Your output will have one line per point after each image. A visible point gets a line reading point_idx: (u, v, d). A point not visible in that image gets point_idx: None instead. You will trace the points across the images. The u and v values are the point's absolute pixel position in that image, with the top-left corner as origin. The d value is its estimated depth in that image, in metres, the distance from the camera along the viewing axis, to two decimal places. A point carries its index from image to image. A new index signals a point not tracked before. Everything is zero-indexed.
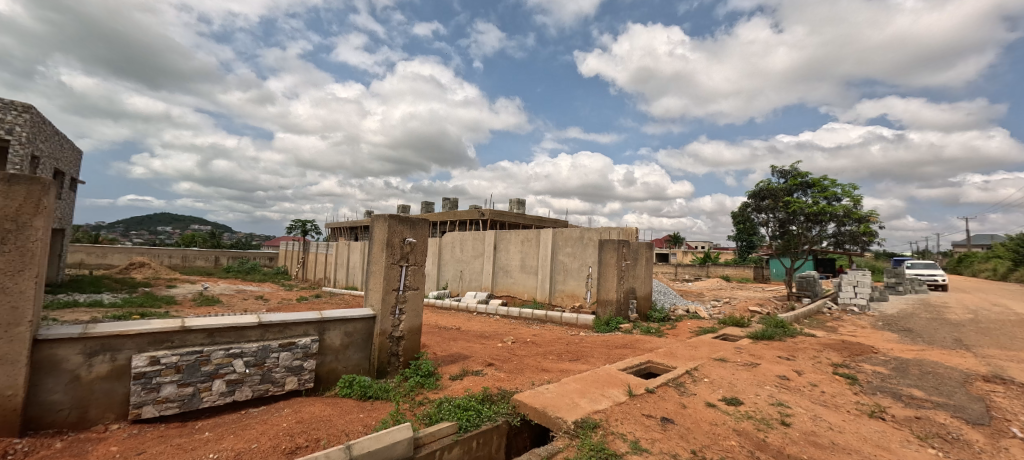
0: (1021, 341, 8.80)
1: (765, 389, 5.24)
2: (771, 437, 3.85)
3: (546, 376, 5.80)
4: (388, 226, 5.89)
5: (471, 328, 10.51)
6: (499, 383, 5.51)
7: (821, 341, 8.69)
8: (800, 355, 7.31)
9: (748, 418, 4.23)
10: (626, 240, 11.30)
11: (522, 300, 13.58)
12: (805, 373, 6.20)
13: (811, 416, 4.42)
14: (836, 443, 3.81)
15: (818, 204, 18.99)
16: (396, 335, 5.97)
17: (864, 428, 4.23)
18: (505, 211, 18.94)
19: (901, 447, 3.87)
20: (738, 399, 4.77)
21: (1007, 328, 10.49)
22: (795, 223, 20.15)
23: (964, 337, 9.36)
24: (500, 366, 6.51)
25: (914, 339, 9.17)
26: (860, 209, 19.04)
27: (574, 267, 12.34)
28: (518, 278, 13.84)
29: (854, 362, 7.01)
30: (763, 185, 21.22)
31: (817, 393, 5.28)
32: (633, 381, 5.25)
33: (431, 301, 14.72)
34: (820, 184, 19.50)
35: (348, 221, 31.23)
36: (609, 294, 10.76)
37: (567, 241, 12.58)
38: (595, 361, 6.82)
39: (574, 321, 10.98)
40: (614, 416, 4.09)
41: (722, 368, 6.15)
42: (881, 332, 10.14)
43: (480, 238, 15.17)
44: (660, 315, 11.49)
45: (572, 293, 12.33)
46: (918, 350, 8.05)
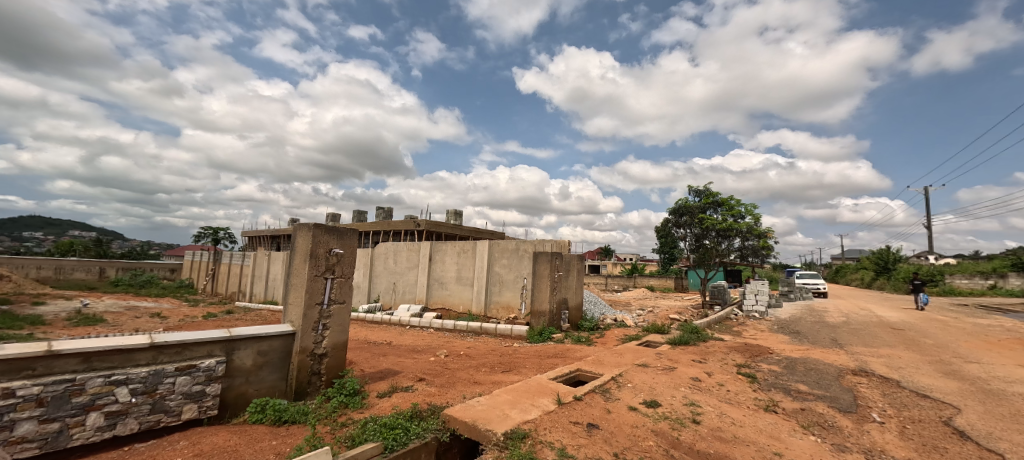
0: (879, 339, 10.48)
1: (680, 391, 5.67)
2: (684, 434, 4.17)
3: (478, 389, 5.76)
4: (312, 235, 5.53)
5: (403, 343, 10.12)
6: (429, 398, 5.37)
7: (728, 345, 9.63)
8: (710, 357, 8.05)
9: (664, 419, 4.54)
10: (559, 252, 11.72)
11: (457, 313, 13.39)
12: (714, 374, 6.82)
13: (718, 413, 4.86)
14: (737, 436, 4.23)
15: (726, 221, 21.27)
16: (318, 352, 5.58)
17: (761, 421, 4.75)
18: (442, 222, 18.68)
19: (789, 436, 4.39)
20: (657, 401, 5.11)
21: (871, 329, 12.45)
22: (708, 238, 22.30)
23: (839, 337, 10.93)
24: (432, 380, 6.35)
25: (802, 340, 10.52)
26: (760, 225, 21.63)
27: (509, 279, 12.49)
28: (453, 289, 13.67)
29: (754, 362, 7.87)
30: (682, 202, 23.28)
31: (723, 392, 5.83)
32: (562, 389, 5.40)
33: (361, 315, 13.95)
34: (728, 203, 21.83)
35: (267, 229, 28.70)
36: (543, 305, 11.05)
37: (503, 252, 12.71)
38: (528, 371, 6.92)
39: (508, 332, 11.06)
40: (543, 425, 4.17)
41: (644, 373, 6.56)
42: (776, 334, 11.50)
43: (414, 249, 14.77)
44: (590, 324, 11.96)
45: (507, 304, 12.44)
46: (804, 349, 9.25)
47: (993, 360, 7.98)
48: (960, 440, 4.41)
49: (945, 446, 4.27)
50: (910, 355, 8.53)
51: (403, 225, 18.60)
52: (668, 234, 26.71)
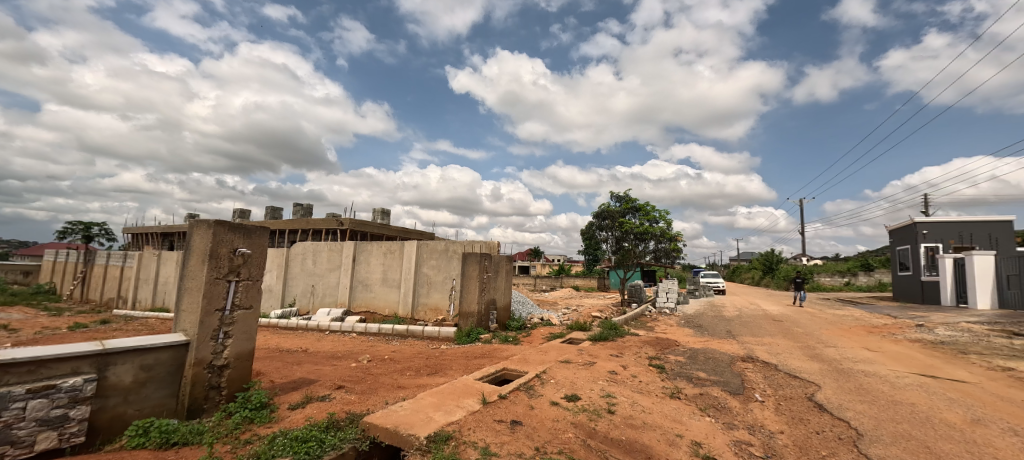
0: (763, 330, 12.10)
1: (598, 384, 6.04)
2: (599, 424, 4.44)
3: (402, 393, 5.61)
4: (213, 234, 4.96)
5: (321, 349, 9.47)
6: (348, 406, 5.09)
7: (642, 339, 10.45)
8: (626, 352, 8.67)
9: (583, 411, 4.81)
10: (488, 253, 11.83)
11: (382, 316, 12.84)
12: (628, 366, 7.36)
13: (630, 402, 5.26)
14: (646, 422, 4.62)
15: (643, 225, 23.07)
16: (218, 363, 5.02)
17: (667, 407, 5.24)
18: (367, 221, 17.79)
19: (689, 418, 4.90)
20: (577, 395, 5.39)
21: (757, 321, 14.31)
22: (627, 240, 23.98)
23: (732, 329, 12.42)
24: (352, 387, 6.03)
25: (703, 333, 11.77)
26: (671, 229, 23.78)
27: (438, 280, 12.30)
28: (378, 292, 13.11)
29: (663, 354, 8.64)
30: (604, 207, 24.82)
31: (635, 383, 6.31)
32: (488, 389, 5.45)
33: (272, 321, 12.76)
34: (644, 208, 23.69)
35: (157, 226, 25.06)
36: (471, 306, 11.06)
37: (431, 253, 12.49)
38: (454, 373, 6.86)
39: (436, 335, 10.88)
40: (467, 425, 4.18)
41: (566, 369, 6.86)
42: (682, 328, 12.73)
43: (336, 249, 13.90)
44: (517, 324, 12.18)
45: (435, 306, 12.24)
46: (704, 340, 10.34)
47: (844, 344, 9.63)
48: (820, 412, 5.25)
49: (809, 418, 5.06)
50: (786, 342, 9.96)
51: (323, 223, 17.38)
52: (593, 237, 28.19)
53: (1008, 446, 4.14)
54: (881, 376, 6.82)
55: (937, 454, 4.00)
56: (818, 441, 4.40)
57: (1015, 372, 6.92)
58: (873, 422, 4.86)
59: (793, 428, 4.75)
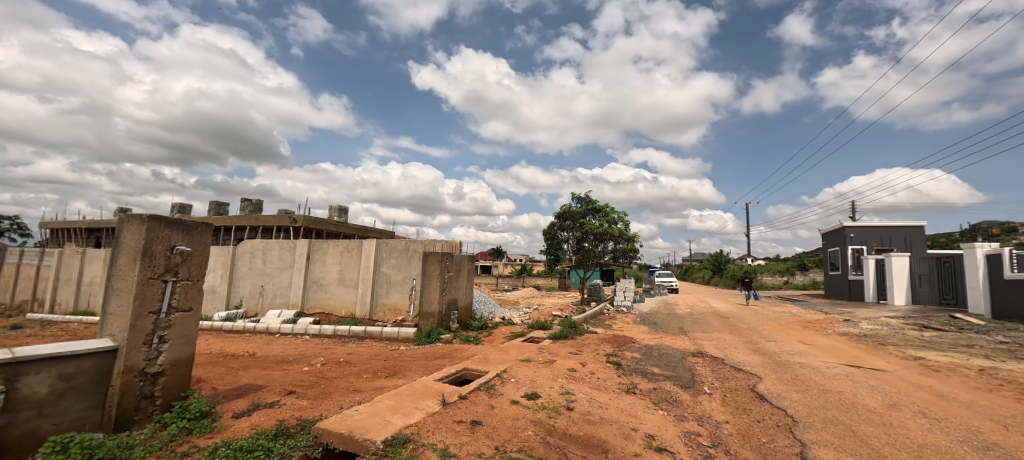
0: (712, 326, 12.80)
1: (558, 381, 6.13)
2: (559, 421, 4.51)
3: (358, 397, 5.42)
4: (147, 229, 4.56)
5: (270, 353, 8.97)
6: (299, 413, 4.86)
7: (600, 337, 10.74)
8: (585, 349, 8.87)
9: (543, 409, 4.86)
10: (450, 252, 11.71)
11: (338, 317, 12.36)
12: (587, 364, 7.53)
13: (588, 398, 5.38)
14: (604, 418, 4.75)
15: (603, 226, 23.71)
16: (151, 371, 4.63)
17: (623, 402, 5.41)
18: (323, 218, 17.05)
19: (643, 412, 5.09)
20: (537, 393, 5.45)
21: (707, 318, 15.12)
22: (587, 241, 24.54)
23: (684, 326, 13.04)
24: (304, 392, 5.76)
25: (658, 329, 12.28)
26: (629, 231, 24.60)
27: (397, 280, 12.01)
28: (334, 292, 12.60)
29: (620, 351, 8.92)
30: (566, 208, 25.30)
31: (594, 379, 6.47)
32: (448, 389, 5.39)
33: (216, 324, 11.93)
34: (604, 210, 24.35)
35: (82, 221, 22.75)
36: (432, 306, 10.89)
37: (391, 252, 12.17)
38: (414, 374, 6.72)
39: (394, 336, 10.60)
40: (426, 427, 4.11)
41: (527, 367, 6.92)
42: (638, 325, 13.21)
43: (288, 248, 13.21)
44: (478, 323, 12.12)
45: (394, 306, 11.95)
46: (659, 337, 10.78)
47: (783, 338, 10.37)
48: (760, 402, 5.63)
49: (752, 407, 5.40)
50: (732, 337, 10.58)
51: (274, 220, 16.48)
52: (554, 237, 28.62)
53: (918, 427, 4.62)
54: (814, 367, 7.41)
55: (860, 436, 4.39)
56: (759, 429, 4.70)
57: (924, 360, 7.74)
58: (807, 409, 5.27)
59: (737, 418, 5.06)
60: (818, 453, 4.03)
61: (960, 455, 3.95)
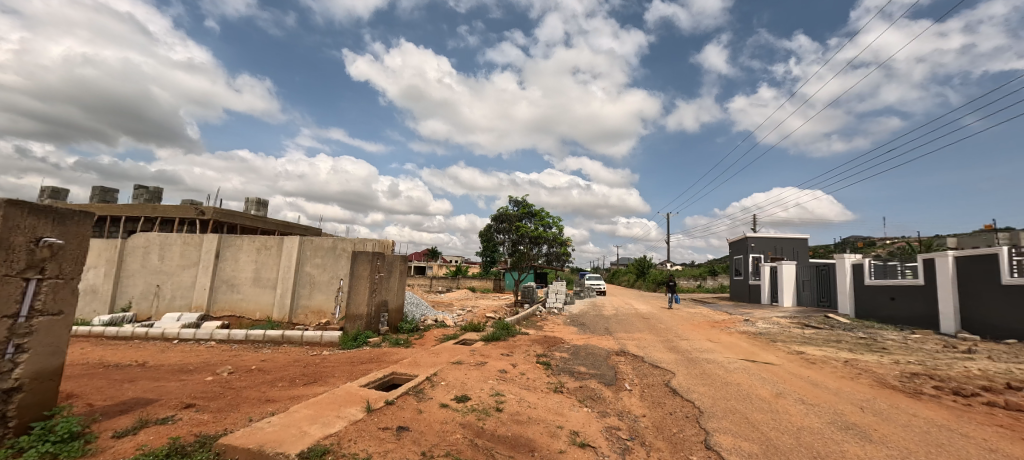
0: (634, 327, 13.69)
1: (488, 383, 6.16)
2: (488, 423, 4.53)
3: (270, 407, 4.97)
4: (4, 216, 3.80)
5: (166, 362, 7.93)
6: (199, 428, 4.34)
7: (531, 338, 10.97)
8: (516, 350, 9.00)
9: (472, 411, 4.85)
10: (382, 252, 11.26)
11: (252, 320, 11.29)
12: (518, 365, 7.65)
13: (518, 399, 5.47)
14: (531, 417, 4.86)
15: (538, 229, 24.28)
16: (4, 387, 3.84)
17: (550, 401, 5.58)
18: (237, 211, 15.45)
19: (570, 410, 5.30)
20: (467, 396, 5.42)
21: (630, 319, 16.14)
22: (522, 244, 24.95)
23: (610, 326, 13.79)
24: (205, 405, 5.16)
25: (585, 330, 12.84)
26: (562, 235, 25.47)
27: (322, 280, 11.26)
28: (247, 293, 11.48)
29: (550, 352, 9.18)
30: (502, 210, 25.54)
31: (523, 380, 6.60)
32: (374, 395, 5.17)
33: (96, 330, 10.28)
34: (539, 214, 24.98)
35: None
36: (360, 308, 10.42)
37: (316, 251, 11.38)
38: (336, 381, 6.34)
39: (316, 340, 9.91)
40: (348, 436, 3.89)
41: (457, 370, 6.85)
42: (568, 327, 13.72)
43: (193, 243, 11.80)
44: (410, 326, 11.75)
45: (318, 309, 11.18)
46: (586, 337, 11.28)
47: (694, 337, 11.40)
48: (673, 395, 6.13)
49: (665, 401, 5.86)
50: (651, 337, 11.40)
51: (177, 212, 14.62)
52: (491, 239, 28.73)
53: (798, 412, 5.33)
54: (719, 362, 8.24)
55: (752, 422, 4.96)
56: (670, 420, 5.12)
57: (804, 354, 8.96)
58: (711, 400, 5.84)
59: (652, 411, 5.46)
60: (719, 439, 4.48)
61: (828, 434, 4.62)
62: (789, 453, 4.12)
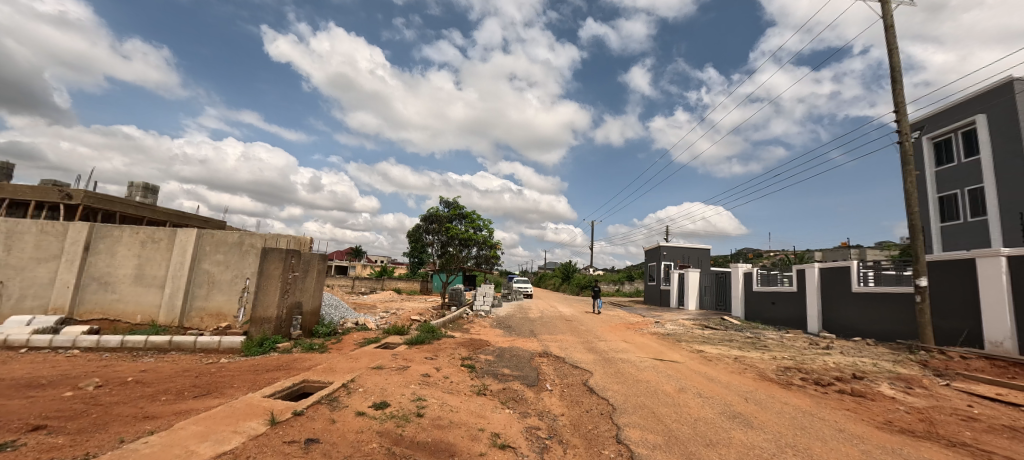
0: (558, 329, 14.20)
1: (409, 388, 5.96)
2: (407, 429, 4.38)
3: (150, 425, 4.31)
4: None
5: (8, 376, 6.51)
6: (51, 455, 3.62)
7: (457, 341, 10.85)
8: (441, 354, 8.85)
9: (391, 418, 4.66)
10: (297, 249, 10.42)
11: (131, 325, 9.73)
12: (441, 368, 7.52)
13: (440, 403, 5.37)
14: (453, 421, 4.79)
15: (468, 231, 24.15)
16: None
17: (473, 404, 5.56)
18: (117, 197, 13.22)
19: (492, 412, 5.32)
20: (386, 402, 5.20)
21: (554, 321, 16.72)
22: (452, 245, 24.63)
23: (535, 328, 14.15)
24: (62, 426, 4.33)
25: (511, 332, 13.02)
26: (492, 238, 25.60)
27: (224, 279, 10.09)
28: (126, 292, 9.89)
29: (475, 354, 9.16)
30: (432, 210, 24.99)
31: (447, 383, 6.50)
32: (279, 406, 4.74)
33: None
34: (470, 216, 24.88)
35: None
36: (268, 311, 9.49)
37: (217, 246, 10.17)
38: (236, 392, 5.69)
39: (213, 346, 8.82)
40: (247, 453, 3.51)
41: (377, 375, 6.55)
42: (494, 329, 13.80)
43: (55, 232, 9.88)
44: (326, 329, 10.97)
45: (217, 311, 9.98)
46: (511, 340, 11.43)
47: (611, 338, 12.13)
48: (590, 394, 6.46)
49: (583, 399, 6.16)
50: (572, 338, 11.91)
51: (35, 194, 12.17)
52: (419, 240, 27.96)
53: (696, 404, 5.92)
54: (632, 361, 8.85)
55: (658, 416, 5.40)
56: (587, 418, 5.38)
57: (703, 352, 9.98)
58: (623, 397, 6.25)
59: (571, 410, 5.70)
60: (629, 433, 4.80)
61: (719, 423, 5.18)
62: (687, 442, 4.54)
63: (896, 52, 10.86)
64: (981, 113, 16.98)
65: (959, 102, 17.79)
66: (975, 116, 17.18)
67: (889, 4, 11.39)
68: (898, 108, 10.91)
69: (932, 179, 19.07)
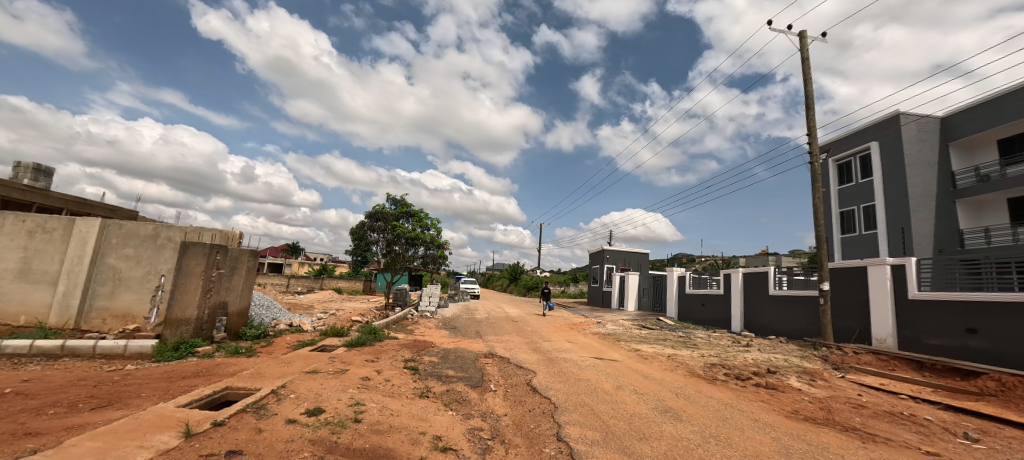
0: (503, 329, 14.30)
1: (347, 392, 5.69)
2: (343, 436, 4.17)
3: (32, 443, 3.73)
4: None
5: None
6: None
7: (400, 342, 10.55)
8: (382, 356, 8.55)
9: (325, 425, 4.41)
10: (223, 245, 9.57)
11: (11, 327, 8.38)
12: (383, 371, 7.27)
13: (379, 407, 5.18)
14: (393, 426, 4.64)
15: (415, 230, 23.58)
16: None
17: (415, 407, 5.43)
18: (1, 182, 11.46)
19: (434, 415, 5.22)
20: (320, 408, 4.91)
21: (501, 322, 16.79)
22: (398, 244, 23.91)
23: (480, 329, 14.12)
24: None
25: (457, 333, 12.90)
26: (440, 238, 25.22)
27: (133, 276, 9.01)
28: (7, 290, 8.52)
29: (418, 356, 8.96)
30: (378, 208, 24.13)
31: (387, 386, 6.29)
32: (196, 416, 4.31)
33: None
34: (418, 214, 24.34)
35: None
36: (187, 311, 8.61)
37: (127, 239, 9.07)
38: (144, 402, 5.10)
39: (118, 351, 7.84)
40: None
41: (312, 380, 6.18)
42: (439, 330, 13.60)
43: None
44: (255, 331, 10.16)
45: (124, 312, 8.89)
46: (456, 341, 11.32)
47: (555, 338, 12.43)
48: (533, 393, 6.56)
49: (526, 399, 6.24)
50: (518, 339, 12.03)
51: None
52: (364, 237, 26.82)
53: (632, 401, 6.22)
54: (574, 360, 9.12)
55: (596, 413, 5.60)
56: (529, 417, 5.45)
57: (640, 351, 10.53)
58: (565, 396, 6.42)
59: (513, 409, 5.75)
60: (569, 431, 4.93)
61: (652, 417, 5.49)
62: (622, 437, 4.75)
63: (810, 82, 12.19)
64: (875, 140, 19.55)
65: (858, 129, 20.34)
66: (870, 143, 19.74)
67: (806, 38, 12.77)
68: (810, 131, 12.24)
69: (836, 196, 21.59)
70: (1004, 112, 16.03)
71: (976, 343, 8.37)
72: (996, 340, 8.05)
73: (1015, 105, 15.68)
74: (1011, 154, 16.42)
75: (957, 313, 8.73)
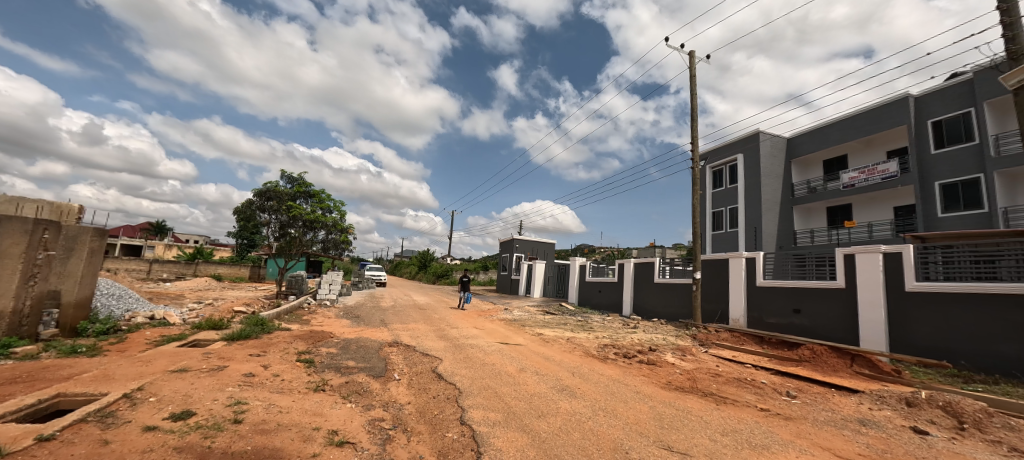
0: (410, 318, 13.97)
1: (225, 391, 5.05)
2: (218, 440, 3.71)
3: None
4: None
5: None
6: None
7: (293, 334, 9.65)
8: (270, 349, 7.74)
9: (195, 429, 3.88)
10: (52, 221, 7.82)
11: None
12: (271, 366, 6.60)
13: (265, 405, 4.71)
14: (281, 424, 4.26)
15: (314, 213, 21.53)
16: None
17: (308, 402, 5.04)
18: None
19: (329, 409, 4.91)
20: (189, 411, 4.30)
21: (408, 310, 16.33)
22: (294, 227, 21.43)
23: (385, 318, 13.58)
24: None
25: (359, 323, 12.22)
26: (343, 221, 23.48)
27: None
28: None
29: (314, 348, 8.30)
30: (271, 185, 21.24)
31: (276, 382, 5.73)
32: (12, 432, 3.47)
33: None
34: (318, 195, 22.34)
35: None
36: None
37: None
38: None
39: None
40: None
41: (180, 380, 5.36)
42: (339, 320, 12.75)
43: None
44: (102, 326, 8.41)
45: None
46: (358, 330, 10.73)
47: (462, 325, 12.49)
48: (438, 380, 6.53)
49: (430, 386, 6.20)
50: (424, 327, 11.83)
51: None
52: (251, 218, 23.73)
53: (533, 382, 6.55)
54: (480, 346, 9.29)
55: (499, 395, 5.81)
56: (433, 404, 5.43)
57: (542, 335, 11.12)
58: (470, 381, 6.50)
59: (416, 397, 5.67)
60: (472, 414, 5.03)
61: (551, 396, 5.86)
62: (522, 416, 5.00)
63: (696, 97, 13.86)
64: (741, 152, 23.04)
65: (730, 142, 23.77)
66: (738, 154, 23.21)
67: (694, 58, 14.49)
68: (694, 140, 13.96)
69: (710, 198, 25.02)
70: (832, 137, 20.03)
71: (799, 321, 10.49)
72: (813, 318, 10.16)
73: (838, 133, 19.72)
74: (832, 172, 20.67)
75: (789, 297, 10.80)
